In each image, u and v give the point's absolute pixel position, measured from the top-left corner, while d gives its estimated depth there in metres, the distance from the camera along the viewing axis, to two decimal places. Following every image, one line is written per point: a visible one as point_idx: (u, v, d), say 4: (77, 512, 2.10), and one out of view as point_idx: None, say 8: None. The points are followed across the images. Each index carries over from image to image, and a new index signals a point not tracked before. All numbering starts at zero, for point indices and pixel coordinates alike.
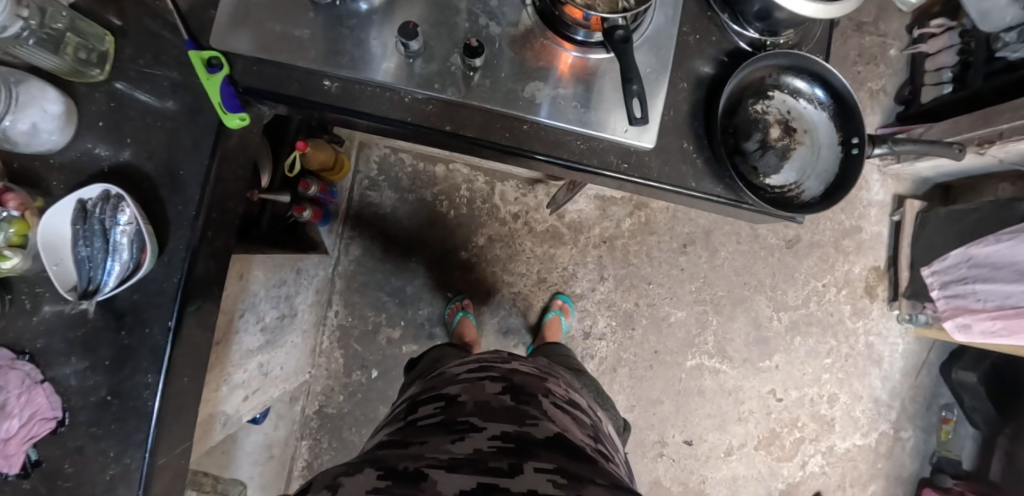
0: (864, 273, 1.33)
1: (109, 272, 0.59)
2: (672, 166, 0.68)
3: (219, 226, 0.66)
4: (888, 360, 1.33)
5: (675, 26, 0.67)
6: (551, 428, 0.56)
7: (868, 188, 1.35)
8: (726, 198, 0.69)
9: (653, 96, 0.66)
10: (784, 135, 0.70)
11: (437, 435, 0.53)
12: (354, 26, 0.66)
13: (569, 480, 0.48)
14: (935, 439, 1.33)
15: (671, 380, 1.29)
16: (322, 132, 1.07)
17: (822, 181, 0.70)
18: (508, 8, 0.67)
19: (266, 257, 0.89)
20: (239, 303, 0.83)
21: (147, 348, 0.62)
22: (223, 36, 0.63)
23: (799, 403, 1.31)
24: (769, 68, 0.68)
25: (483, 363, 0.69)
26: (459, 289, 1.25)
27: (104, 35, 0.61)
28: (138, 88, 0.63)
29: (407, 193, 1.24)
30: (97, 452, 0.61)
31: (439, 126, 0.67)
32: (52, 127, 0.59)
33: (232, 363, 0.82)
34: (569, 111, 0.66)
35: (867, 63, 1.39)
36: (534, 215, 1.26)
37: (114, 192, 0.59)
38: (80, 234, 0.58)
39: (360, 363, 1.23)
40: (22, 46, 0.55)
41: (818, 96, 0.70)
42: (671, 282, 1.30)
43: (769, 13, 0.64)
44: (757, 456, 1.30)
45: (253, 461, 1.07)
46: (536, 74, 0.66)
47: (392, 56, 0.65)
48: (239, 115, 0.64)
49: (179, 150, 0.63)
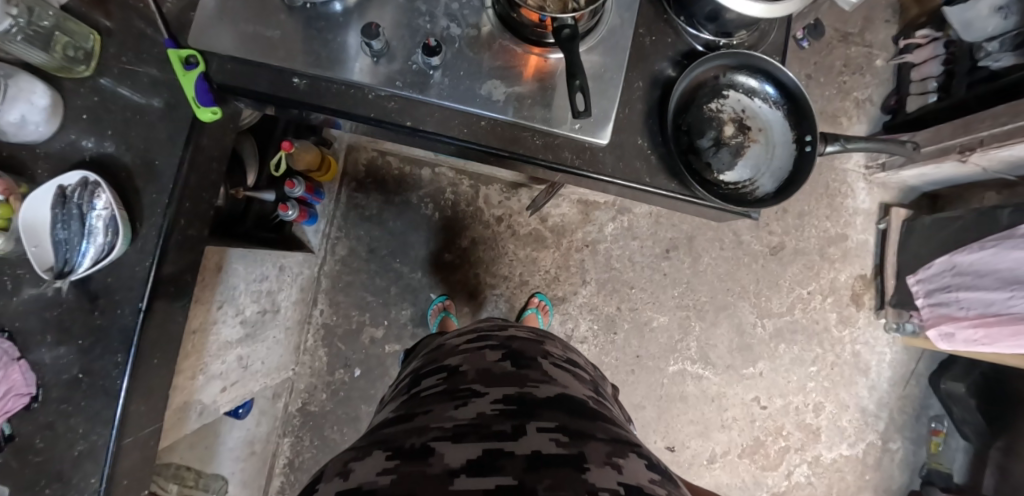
0: (851, 281, 1.32)
1: (84, 254, 0.62)
2: (627, 161, 0.72)
3: (192, 215, 0.70)
4: (876, 370, 1.32)
5: (629, 27, 0.71)
6: (552, 388, 0.57)
7: (854, 195, 1.33)
8: (681, 194, 0.73)
9: (603, 93, 0.70)
10: (738, 133, 0.76)
11: (441, 403, 0.54)
12: (323, 27, 0.70)
13: (571, 438, 0.49)
14: (924, 451, 1.31)
15: (653, 385, 1.29)
16: (310, 133, 1.12)
17: (776, 178, 0.75)
18: (468, 10, 0.71)
19: (246, 252, 0.93)
20: (217, 294, 0.86)
21: (117, 328, 0.64)
22: (199, 36, 0.69)
23: (784, 412, 1.30)
24: (720, 68, 0.74)
25: (481, 333, 0.69)
26: (443, 290, 1.28)
27: (90, 34, 0.64)
28: (121, 83, 0.66)
29: (394, 196, 1.28)
30: (67, 428, 0.62)
31: (401, 121, 0.71)
32: (39, 119, 0.61)
33: (209, 353, 0.85)
34: (525, 108, 0.69)
35: (854, 73, 1.34)
36: (517, 219, 1.29)
37: (93, 179, 0.61)
38: (58, 217, 0.60)
39: (343, 361, 1.27)
40: (10, 42, 0.57)
41: (770, 94, 0.75)
42: (654, 286, 1.30)
43: (719, 14, 0.68)
44: (741, 464, 1.29)
45: (235, 457, 1.08)
46: (494, 73, 0.70)
47: (360, 57, 0.70)
48: (211, 109, 0.68)
49: (155, 142, 0.67)
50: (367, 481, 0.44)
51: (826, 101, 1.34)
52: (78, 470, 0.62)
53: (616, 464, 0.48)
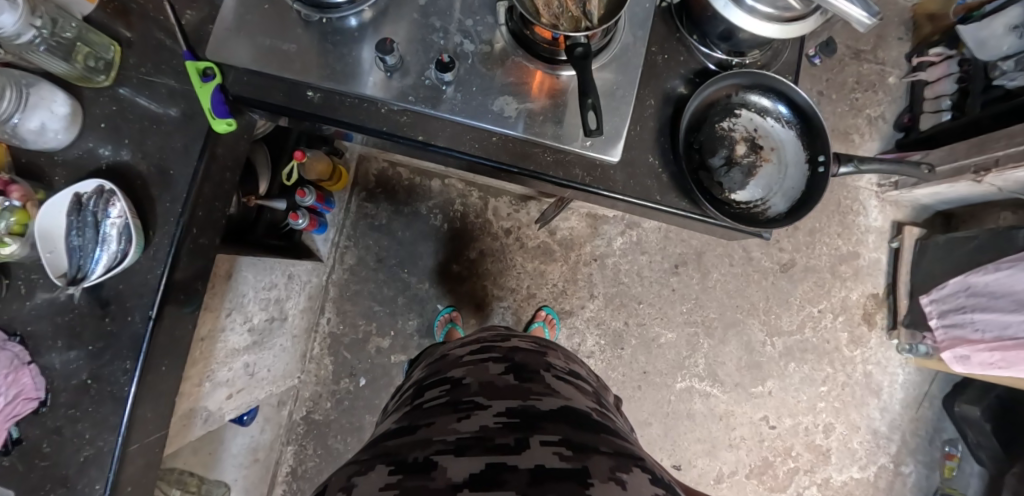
0: (862, 300, 1.30)
1: (97, 261, 0.62)
2: (637, 180, 0.73)
3: (204, 223, 0.70)
4: (888, 391, 1.29)
5: (643, 45, 0.72)
6: (556, 401, 0.57)
7: (866, 213, 1.32)
8: (692, 212, 0.73)
9: (616, 110, 0.70)
10: (749, 152, 0.76)
11: (444, 415, 0.54)
12: (338, 42, 0.71)
13: (574, 451, 0.49)
14: (937, 476, 1.28)
15: (660, 402, 1.28)
16: (322, 143, 1.13)
17: (787, 198, 0.75)
18: (482, 27, 0.71)
19: (256, 260, 0.94)
20: (226, 301, 0.86)
21: (127, 335, 0.64)
22: (217, 49, 0.70)
23: (793, 432, 1.28)
24: (732, 86, 0.74)
25: (484, 344, 0.69)
26: (450, 301, 1.28)
27: (111, 45, 0.65)
28: (139, 93, 0.67)
29: (403, 206, 1.29)
30: (73, 434, 0.62)
31: (412, 135, 0.72)
32: (59, 127, 0.62)
33: (216, 360, 0.85)
34: (537, 125, 0.70)
35: (866, 90, 1.33)
36: (525, 231, 1.29)
37: (108, 187, 0.62)
38: (73, 224, 0.61)
39: (348, 370, 1.27)
40: (34, 52, 0.59)
41: (782, 113, 0.76)
42: (662, 302, 1.30)
43: (732, 34, 0.68)
44: (748, 485, 1.27)
45: (238, 464, 1.08)
46: (506, 89, 0.70)
47: (374, 71, 0.70)
48: (227, 120, 0.69)
49: (170, 152, 0.67)
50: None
51: (838, 118, 1.34)
52: (83, 476, 0.61)
53: (620, 479, 0.47)
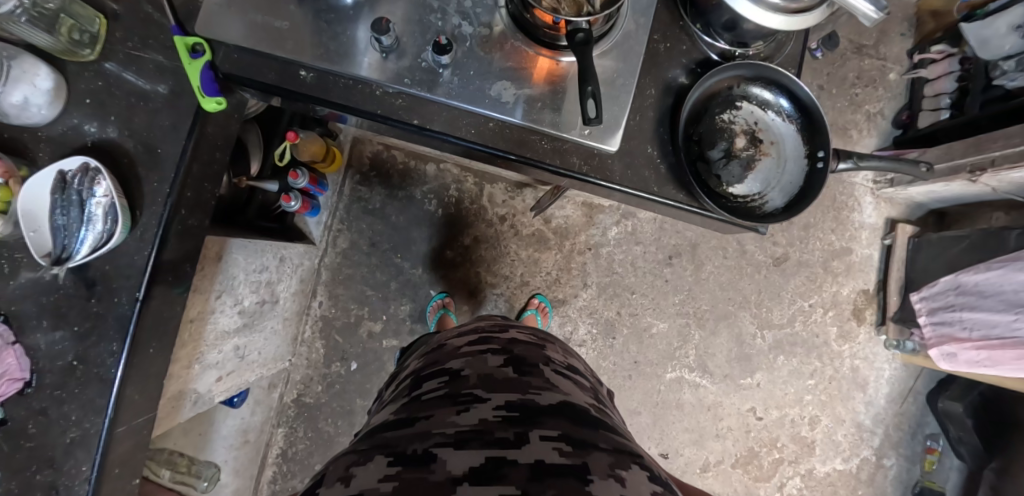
0: (853, 296, 1.31)
1: (83, 241, 0.61)
2: (636, 171, 0.72)
3: (193, 205, 0.69)
4: (874, 386, 1.31)
5: (645, 33, 0.71)
6: (554, 397, 0.57)
7: (860, 210, 1.31)
8: (689, 205, 0.73)
9: (615, 99, 0.69)
10: (749, 145, 0.76)
11: (443, 407, 0.53)
12: (332, 20, 0.69)
13: (574, 447, 0.49)
14: (918, 469, 1.30)
15: (649, 391, 1.29)
16: (316, 125, 1.10)
17: (785, 193, 0.75)
18: (481, 9, 0.70)
19: (246, 242, 0.92)
20: (216, 283, 0.85)
21: (113, 316, 0.63)
22: (205, 24, 0.68)
23: (779, 424, 1.29)
24: (734, 78, 0.73)
25: (483, 335, 0.69)
26: (443, 287, 1.28)
27: (95, 18, 0.63)
28: (127, 68, 0.65)
29: (397, 190, 1.28)
30: (59, 415, 0.61)
31: (407, 118, 0.70)
32: (42, 102, 0.60)
33: (206, 342, 0.84)
34: (535, 111, 0.69)
35: (866, 85, 1.33)
36: (520, 219, 1.28)
37: (93, 165, 0.60)
38: (58, 203, 0.60)
39: (340, 355, 1.26)
40: (14, 23, 0.57)
41: (784, 107, 0.75)
42: (655, 293, 1.30)
43: (736, 24, 0.67)
44: (734, 474, 1.29)
45: (228, 446, 1.08)
46: (504, 73, 0.69)
47: (369, 52, 0.69)
48: (216, 99, 0.67)
49: (159, 130, 0.66)
50: (368, 489, 0.43)
51: (837, 113, 1.33)
52: (69, 457, 0.61)
53: (619, 476, 0.47)
